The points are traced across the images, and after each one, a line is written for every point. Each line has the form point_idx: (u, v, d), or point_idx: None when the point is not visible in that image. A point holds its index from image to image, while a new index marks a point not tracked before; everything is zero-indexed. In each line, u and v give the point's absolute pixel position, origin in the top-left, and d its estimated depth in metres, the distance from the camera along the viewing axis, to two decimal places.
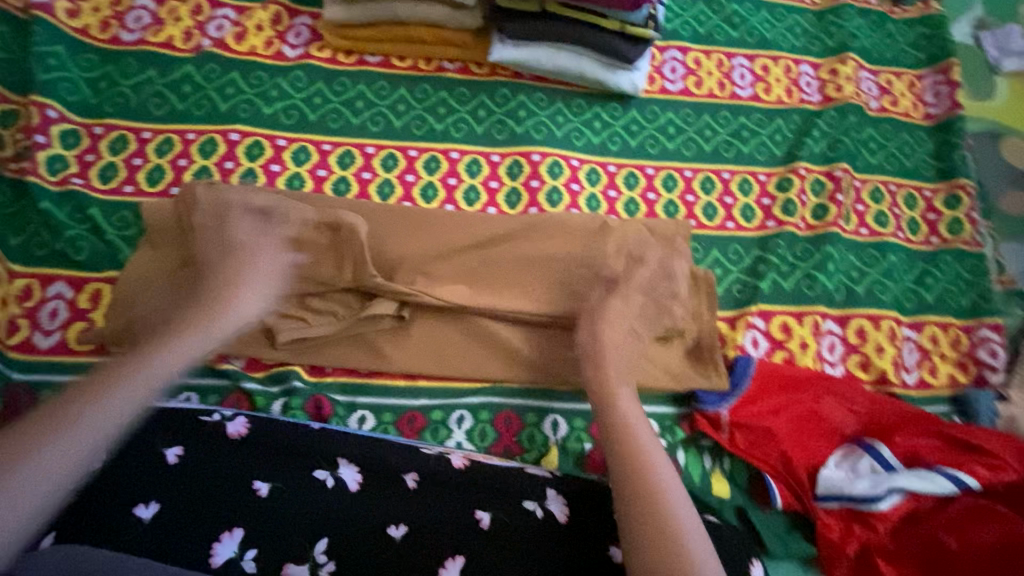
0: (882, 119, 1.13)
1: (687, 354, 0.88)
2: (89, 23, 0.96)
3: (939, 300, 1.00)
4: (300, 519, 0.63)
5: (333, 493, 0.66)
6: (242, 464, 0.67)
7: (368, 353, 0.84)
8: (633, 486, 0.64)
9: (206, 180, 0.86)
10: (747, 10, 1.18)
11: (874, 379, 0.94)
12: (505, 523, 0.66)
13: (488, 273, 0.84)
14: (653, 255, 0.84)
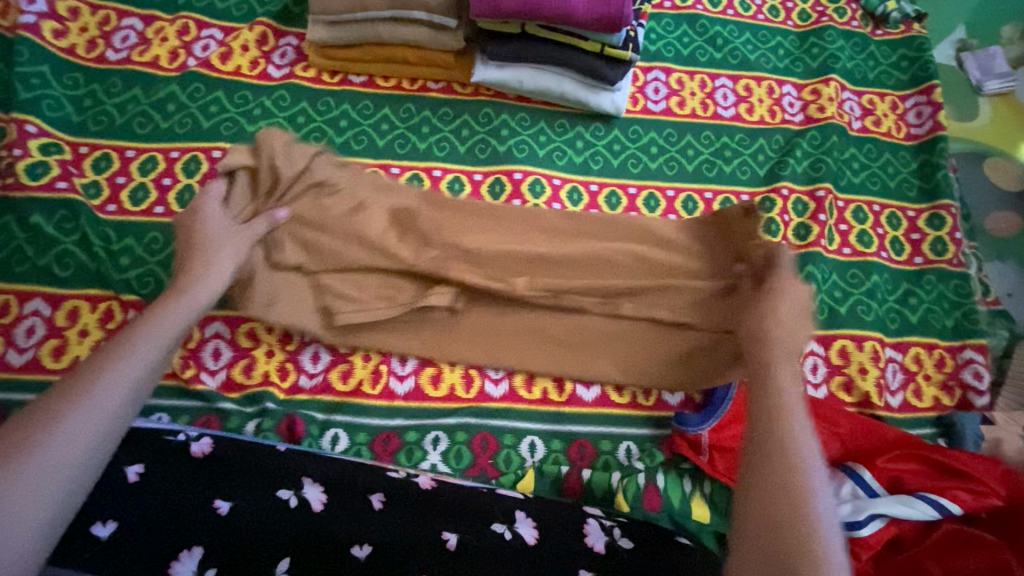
0: (864, 140, 1.13)
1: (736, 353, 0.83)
2: (77, 43, 0.98)
3: (923, 321, 1.00)
4: (261, 536, 0.61)
5: (296, 513, 0.64)
6: (205, 484, 0.65)
7: (398, 333, 0.86)
8: (780, 505, 0.50)
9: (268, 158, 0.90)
10: (730, 32, 1.20)
11: (858, 401, 0.93)
12: (474, 546, 0.64)
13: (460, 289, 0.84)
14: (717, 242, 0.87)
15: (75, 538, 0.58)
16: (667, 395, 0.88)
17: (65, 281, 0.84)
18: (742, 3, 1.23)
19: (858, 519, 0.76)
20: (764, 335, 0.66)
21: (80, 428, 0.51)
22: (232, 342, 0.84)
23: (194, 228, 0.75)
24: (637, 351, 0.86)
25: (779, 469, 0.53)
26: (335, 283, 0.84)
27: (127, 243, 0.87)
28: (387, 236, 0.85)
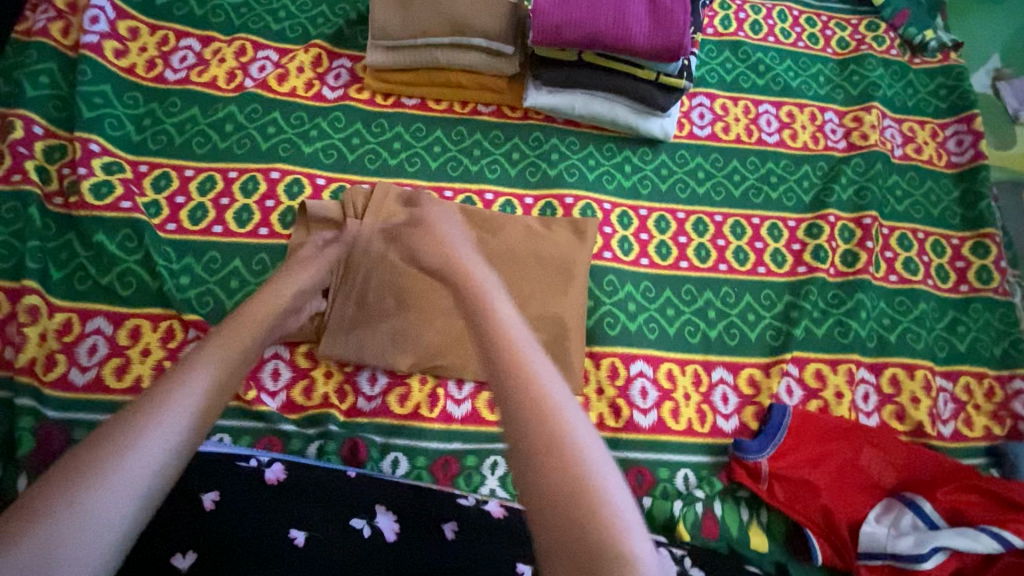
0: (906, 167, 1.14)
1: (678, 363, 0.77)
2: (136, 63, 0.99)
3: (971, 349, 1.00)
4: (340, 571, 0.61)
5: (371, 544, 0.64)
6: (278, 513, 0.65)
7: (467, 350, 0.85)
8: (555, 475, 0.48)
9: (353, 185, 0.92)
10: (772, 59, 1.21)
11: (910, 430, 0.93)
12: None
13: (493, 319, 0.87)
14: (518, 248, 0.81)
15: (159, 569, 0.59)
16: (721, 422, 0.88)
17: (127, 299, 0.84)
18: (783, 30, 1.25)
19: (922, 553, 0.76)
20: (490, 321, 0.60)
21: (141, 467, 0.48)
22: (291, 363, 0.84)
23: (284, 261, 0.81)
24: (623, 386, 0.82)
25: (538, 463, 0.48)
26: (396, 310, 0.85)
27: (187, 262, 0.88)
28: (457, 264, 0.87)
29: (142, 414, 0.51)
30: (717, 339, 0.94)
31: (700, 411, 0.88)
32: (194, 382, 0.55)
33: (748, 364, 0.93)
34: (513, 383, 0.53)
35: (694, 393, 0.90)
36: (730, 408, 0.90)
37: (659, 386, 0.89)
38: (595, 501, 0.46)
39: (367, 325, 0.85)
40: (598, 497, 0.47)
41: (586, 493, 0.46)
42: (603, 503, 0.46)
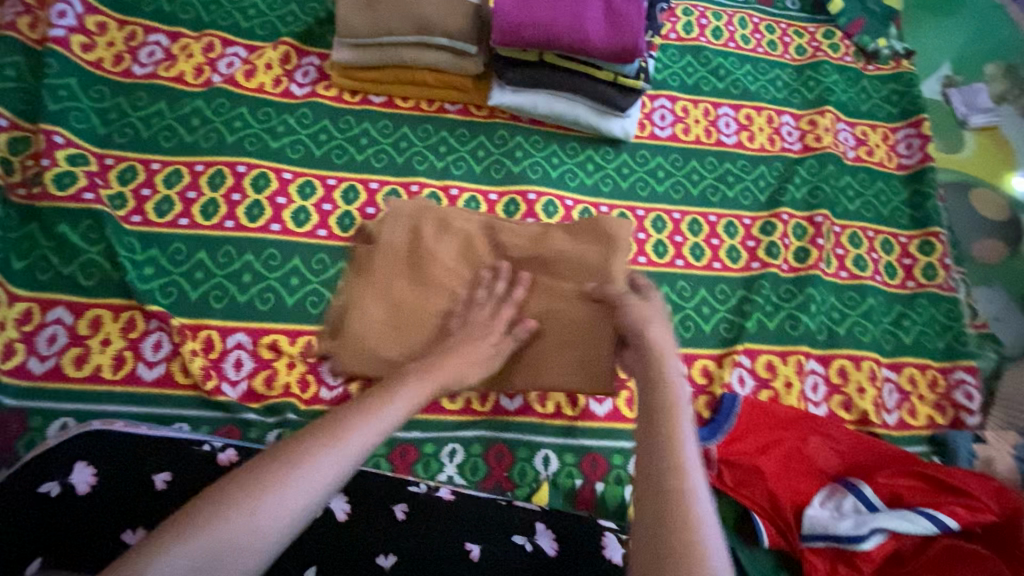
0: (858, 168, 1.19)
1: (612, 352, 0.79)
2: (103, 57, 1.00)
3: (916, 342, 1.04)
4: (289, 548, 0.64)
5: (321, 523, 0.67)
6: None
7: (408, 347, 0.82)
8: (670, 507, 0.49)
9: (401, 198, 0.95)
10: (732, 64, 1.26)
11: (856, 419, 0.97)
12: (493, 557, 0.67)
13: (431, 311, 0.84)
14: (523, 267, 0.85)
15: (109, 548, 0.62)
16: None
17: (89, 290, 0.85)
18: (743, 36, 1.30)
19: (862, 533, 0.79)
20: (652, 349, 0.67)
21: (313, 479, 0.51)
22: (253, 353, 0.85)
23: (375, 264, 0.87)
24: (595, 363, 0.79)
25: (652, 460, 0.54)
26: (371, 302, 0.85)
27: (150, 253, 0.89)
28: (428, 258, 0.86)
29: (330, 427, 0.56)
30: (673, 331, 0.97)
31: None
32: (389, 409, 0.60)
33: (702, 356, 0.96)
34: (656, 397, 0.60)
35: None
36: None
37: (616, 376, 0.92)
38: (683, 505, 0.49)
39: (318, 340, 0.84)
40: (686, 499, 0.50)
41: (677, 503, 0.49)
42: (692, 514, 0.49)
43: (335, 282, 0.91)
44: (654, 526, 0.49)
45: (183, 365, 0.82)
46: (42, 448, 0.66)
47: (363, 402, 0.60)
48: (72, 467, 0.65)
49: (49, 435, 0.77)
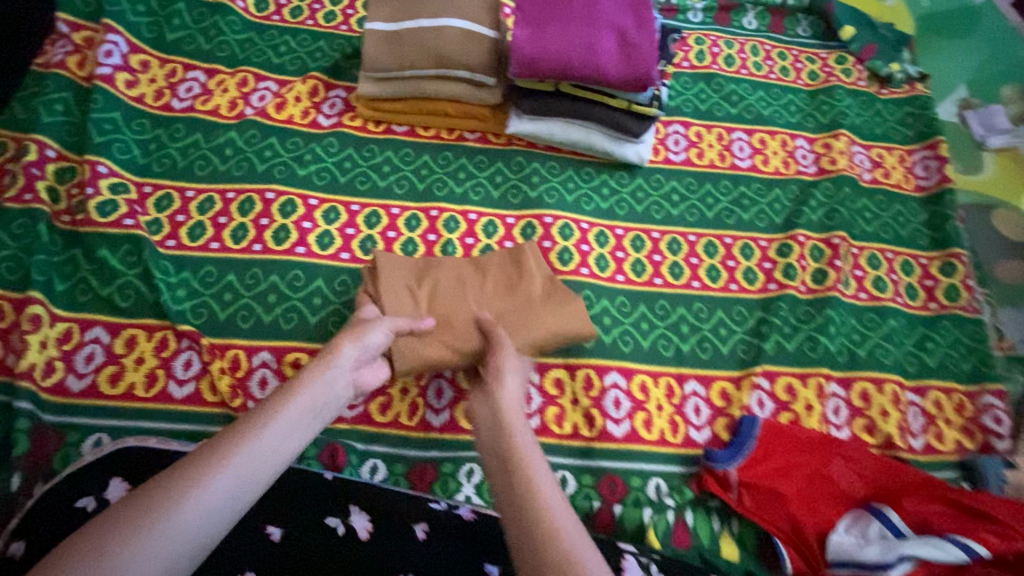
0: (875, 190, 1.19)
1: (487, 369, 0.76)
2: (145, 92, 1.07)
3: (940, 365, 1.02)
4: (312, 563, 0.65)
5: (342, 541, 0.68)
6: (255, 513, 0.68)
7: (452, 359, 0.85)
8: (531, 531, 0.54)
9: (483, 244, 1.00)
10: (745, 90, 1.28)
11: (880, 443, 0.95)
12: None
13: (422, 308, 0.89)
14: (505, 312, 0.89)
15: None
16: (693, 433, 0.91)
17: (126, 310, 0.89)
18: (755, 63, 1.32)
19: (889, 562, 0.77)
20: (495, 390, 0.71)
21: (223, 483, 0.55)
22: (278, 373, 0.88)
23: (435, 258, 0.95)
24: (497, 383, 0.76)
25: (510, 480, 0.60)
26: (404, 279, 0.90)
27: (183, 275, 0.93)
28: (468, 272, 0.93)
29: (241, 434, 0.59)
30: (690, 353, 0.97)
31: (672, 422, 0.91)
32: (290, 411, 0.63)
33: (721, 378, 0.96)
34: (498, 438, 0.65)
35: (667, 404, 0.92)
36: (702, 420, 0.92)
37: (633, 397, 0.92)
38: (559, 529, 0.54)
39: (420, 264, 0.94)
40: (559, 533, 0.54)
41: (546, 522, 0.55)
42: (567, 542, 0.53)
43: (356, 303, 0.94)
44: (528, 541, 0.54)
45: (212, 383, 0.86)
46: (80, 463, 0.70)
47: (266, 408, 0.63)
48: (106, 484, 0.68)
49: (83, 451, 0.80)
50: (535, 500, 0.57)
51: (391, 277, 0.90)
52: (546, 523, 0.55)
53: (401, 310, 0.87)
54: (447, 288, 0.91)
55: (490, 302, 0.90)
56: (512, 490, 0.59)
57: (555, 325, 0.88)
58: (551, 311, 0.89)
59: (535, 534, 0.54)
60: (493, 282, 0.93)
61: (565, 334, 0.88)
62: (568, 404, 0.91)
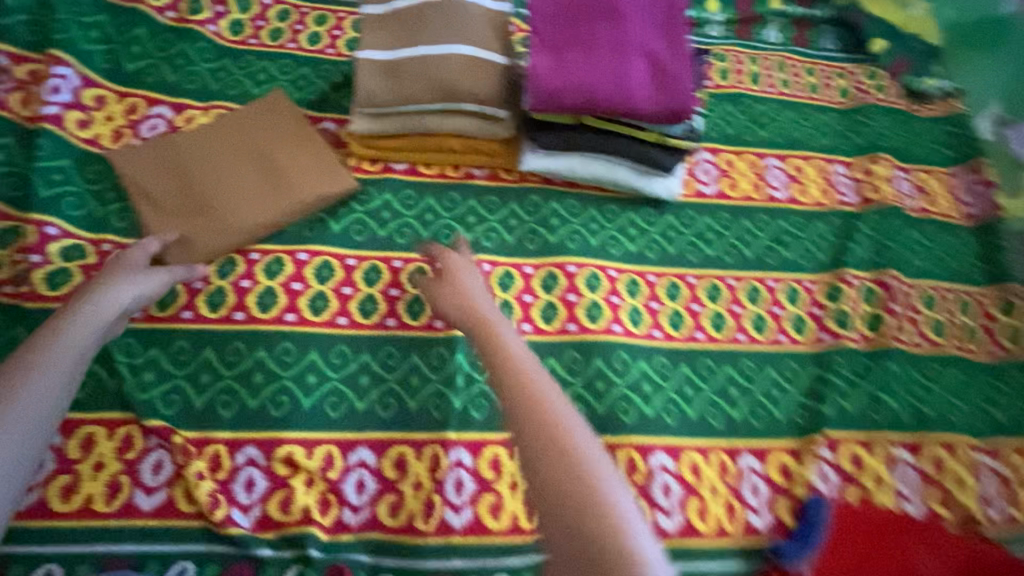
0: (923, 220, 1.09)
1: (257, 206, 0.87)
2: (101, 133, 0.92)
3: (1013, 419, 0.92)
4: None
5: None
6: None
7: (230, 207, 0.87)
8: (577, 488, 0.56)
9: (264, 99, 0.96)
10: (774, 111, 1.17)
11: (958, 518, 0.84)
12: None
13: (201, 186, 0.88)
14: (293, 183, 0.89)
15: None
16: (752, 518, 0.79)
17: (80, 403, 0.74)
18: (783, 81, 1.22)
19: None
20: (472, 315, 0.81)
21: None
22: (267, 471, 0.74)
23: (184, 139, 0.91)
24: (273, 200, 0.88)
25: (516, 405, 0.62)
26: (176, 187, 0.88)
27: (151, 354, 0.79)
28: (242, 149, 0.91)
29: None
30: (742, 420, 0.85)
31: (728, 506, 0.79)
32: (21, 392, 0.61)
33: (777, 449, 0.84)
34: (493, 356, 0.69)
35: (720, 485, 0.80)
36: (761, 500, 0.80)
37: (683, 481, 0.79)
38: (593, 472, 0.57)
39: (159, 139, 0.90)
40: (593, 469, 0.57)
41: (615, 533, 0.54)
42: (626, 537, 0.54)
43: (357, 379, 0.81)
44: (557, 496, 0.56)
45: (188, 490, 0.71)
46: None
47: None
48: None
49: None
50: (569, 455, 0.58)
51: (152, 183, 0.87)
52: (572, 443, 0.59)
53: (198, 201, 0.87)
54: (210, 169, 0.89)
55: (247, 189, 0.89)
56: (504, 386, 0.64)
57: (300, 181, 0.90)
58: (304, 173, 0.91)
59: (549, 473, 0.58)
60: (250, 168, 0.90)
61: (317, 194, 0.89)
62: None
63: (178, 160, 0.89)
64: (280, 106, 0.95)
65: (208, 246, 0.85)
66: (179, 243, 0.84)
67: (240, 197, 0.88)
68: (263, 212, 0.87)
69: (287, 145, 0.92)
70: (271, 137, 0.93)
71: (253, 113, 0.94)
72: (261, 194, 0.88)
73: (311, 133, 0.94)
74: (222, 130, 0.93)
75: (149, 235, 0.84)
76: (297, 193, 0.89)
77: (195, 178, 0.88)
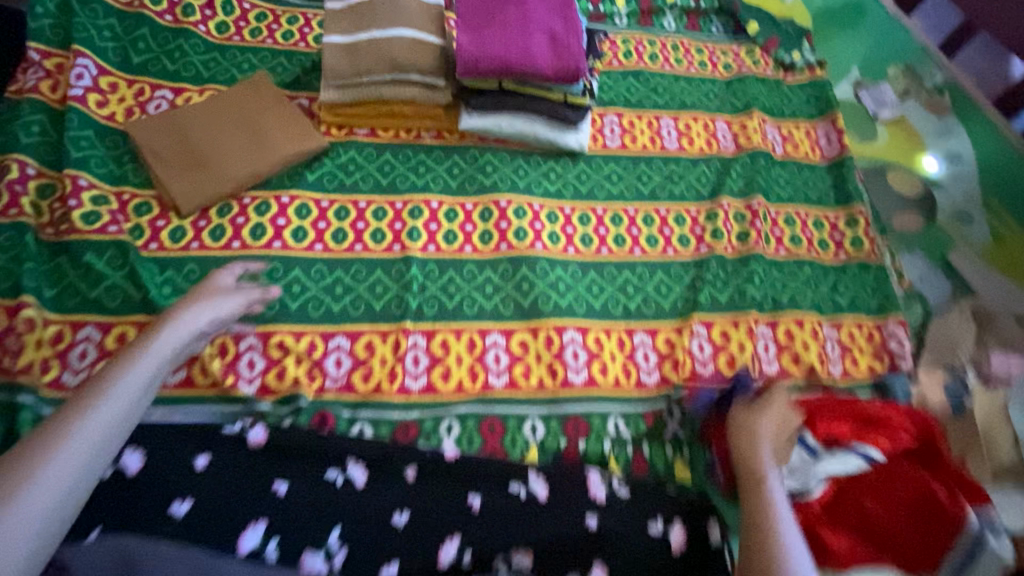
0: (787, 161, 1.36)
1: (247, 159, 1.10)
2: (115, 111, 1.14)
3: (852, 302, 1.17)
4: (322, 512, 0.79)
5: (344, 490, 0.81)
6: (264, 471, 0.80)
7: (225, 161, 1.09)
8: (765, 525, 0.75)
9: (248, 79, 1.19)
10: (669, 82, 1.44)
11: (805, 372, 1.08)
12: (491, 506, 0.83)
13: (200, 145, 1.10)
14: (275, 141, 1.12)
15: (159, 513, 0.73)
16: (644, 377, 1.02)
17: (113, 309, 0.95)
18: (676, 58, 1.49)
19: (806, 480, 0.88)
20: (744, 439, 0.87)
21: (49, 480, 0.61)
22: (264, 354, 0.95)
23: (185, 112, 1.13)
24: (259, 154, 1.10)
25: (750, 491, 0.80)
26: (180, 147, 1.09)
27: (168, 274, 1.00)
28: (232, 117, 1.14)
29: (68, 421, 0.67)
30: (636, 309, 1.10)
31: (625, 369, 1.03)
32: (125, 379, 0.73)
33: (664, 328, 1.08)
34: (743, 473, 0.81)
35: (620, 355, 1.04)
36: (652, 365, 1.04)
37: (589, 349, 1.03)
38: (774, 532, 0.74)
39: (165, 113, 1.13)
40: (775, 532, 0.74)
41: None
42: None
43: (333, 288, 1.03)
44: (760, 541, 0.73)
45: (203, 367, 0.92)
46: None
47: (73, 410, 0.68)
48: (121, 454, 0.76)
49: None
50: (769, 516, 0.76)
51: (161, 145, 1.09)
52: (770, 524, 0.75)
53: (198, 157, 1.09)
54: (207, 134, 1.11)
55: (237, 146, 1.11)
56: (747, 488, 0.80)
57: (281, 139, 1.12)
58: (287, 135, 1.13)
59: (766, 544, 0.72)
60: (240, 132, 1.12)
61: (295, 148, 1.12)
62: (533, 361, 1.01)
63: (181, 128, 1.11)
64: (262, 84, 1.18)
65: (207, 190, 1.06)
66: (184, 188, 1.06)
67: (232, 153, 1.10)
68: (251, 163, 1.09)
69: (269, 113, 1.15)
70: (255, 108, 1.15)
71: (240, 89, 1.17)
72: (249, 151, 1.11)
73: (287, 104, 1.17)
74: (216, 104, 1.15)
75: (160, 185, 1.06)
76: (278, 148, 1.11)
77: (195, 140, 1.10)
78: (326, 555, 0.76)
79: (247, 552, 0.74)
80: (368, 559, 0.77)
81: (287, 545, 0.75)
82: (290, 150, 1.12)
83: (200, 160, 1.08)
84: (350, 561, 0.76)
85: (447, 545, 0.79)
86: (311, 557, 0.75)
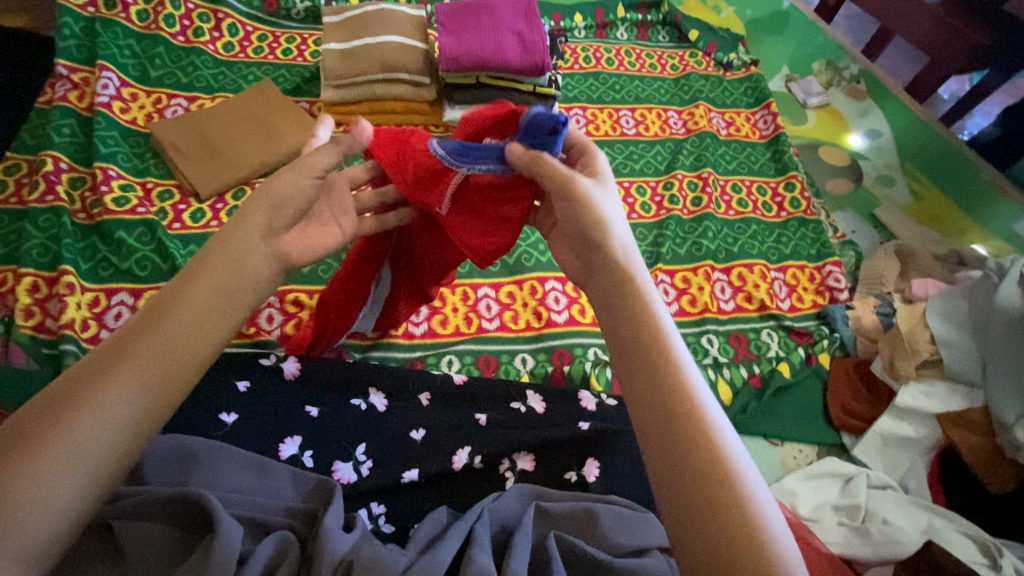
0: (730, 141, 1.56)
1: (260, 151, 1.25)
2: (137, 116, 1.28)
3: (794, 250, 1.35)
4: (351, 426, 0.90)
5: (368, 413, 0.92)
6: (297, 396, 0.91)
7: (240, 153, 1.24)
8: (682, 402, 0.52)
9: (255, 86, 1.35)
10: (625, 81, 1.64)
11: (757, 307, 1.24)
12: (495, 419, 0.94)
13: (216, 140, 1.24)
14: (284, 136, 1.28)
15: (210, 422, 0.84)
16: None
17: (144, 277, 1.07)
18: (629, 62, 1.70)
19: None
20: None
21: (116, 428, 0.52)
22: (282, 309, 1.08)
23: (201, 113, 1.27)
24: (271, 147, 1.26)
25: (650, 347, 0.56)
26: (198, 142, 1.23)
27: (191, 248, 1.13)
28: (244, 117, 1.29)
29: (151, 341, 0.55)
30: None
31: None
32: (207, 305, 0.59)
33: None
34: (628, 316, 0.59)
35: None
36: None
37: (569, 294, 1.17)
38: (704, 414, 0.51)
39: (184, 114, 1.27)
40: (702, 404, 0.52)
41: (714, 460, 0.49)
42: (744, 488, 0.48)
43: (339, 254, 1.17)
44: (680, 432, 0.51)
45: None
46: None
47: (153, 328, 0.56)
48: None
49: None
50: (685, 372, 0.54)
51: (182, 140, 1.23)
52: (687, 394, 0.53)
53: (215, 150, 1.23)
54: (223, 131, 1.26)
55: (250, 141, 1.26)
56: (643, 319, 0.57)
57: (289, 134, 1.28)
58: (294, 131, 1.29)
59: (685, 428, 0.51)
60: (252, 129, 1.27)
61: (301, 141, 1.28)
62: (519, 307, 1.15)
63: (198, 126, 1.25)
64: (269, 89, 1.34)
65: (225, 177, 1.20)
66: (203, 176, 1.20)
67: (246, 146, 1.25)
68: (265, 155, 1.24)
69: (276, 113, 1.31)
70: (265, 109, 1.31)
71: (249, 94, 1.33)
72: (262, 144, 1.26)
73: (292, 105, 1.33)
74: (228, 106, 1.30)
75: (182, 174, 1.19)
76: (287, 142, 1.27)
77: (211, 135, 1.24)
78: (354, 464, 0.87)
79: (287, 458, 0.85)
80: (392, 459, 0.88)
81: (319, 455, 0.87)
82: (297, 142, 1.27)
83: (217, 153, 1.23)
84: (376, 465, 0.87)
85: (459, 456, 0.89)
86: (342, 465, 0.86)
